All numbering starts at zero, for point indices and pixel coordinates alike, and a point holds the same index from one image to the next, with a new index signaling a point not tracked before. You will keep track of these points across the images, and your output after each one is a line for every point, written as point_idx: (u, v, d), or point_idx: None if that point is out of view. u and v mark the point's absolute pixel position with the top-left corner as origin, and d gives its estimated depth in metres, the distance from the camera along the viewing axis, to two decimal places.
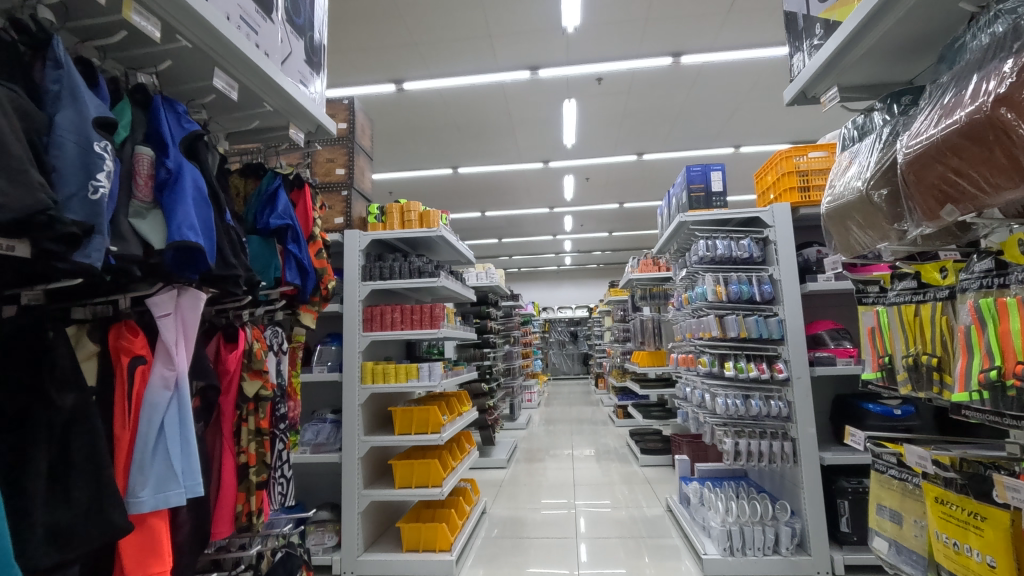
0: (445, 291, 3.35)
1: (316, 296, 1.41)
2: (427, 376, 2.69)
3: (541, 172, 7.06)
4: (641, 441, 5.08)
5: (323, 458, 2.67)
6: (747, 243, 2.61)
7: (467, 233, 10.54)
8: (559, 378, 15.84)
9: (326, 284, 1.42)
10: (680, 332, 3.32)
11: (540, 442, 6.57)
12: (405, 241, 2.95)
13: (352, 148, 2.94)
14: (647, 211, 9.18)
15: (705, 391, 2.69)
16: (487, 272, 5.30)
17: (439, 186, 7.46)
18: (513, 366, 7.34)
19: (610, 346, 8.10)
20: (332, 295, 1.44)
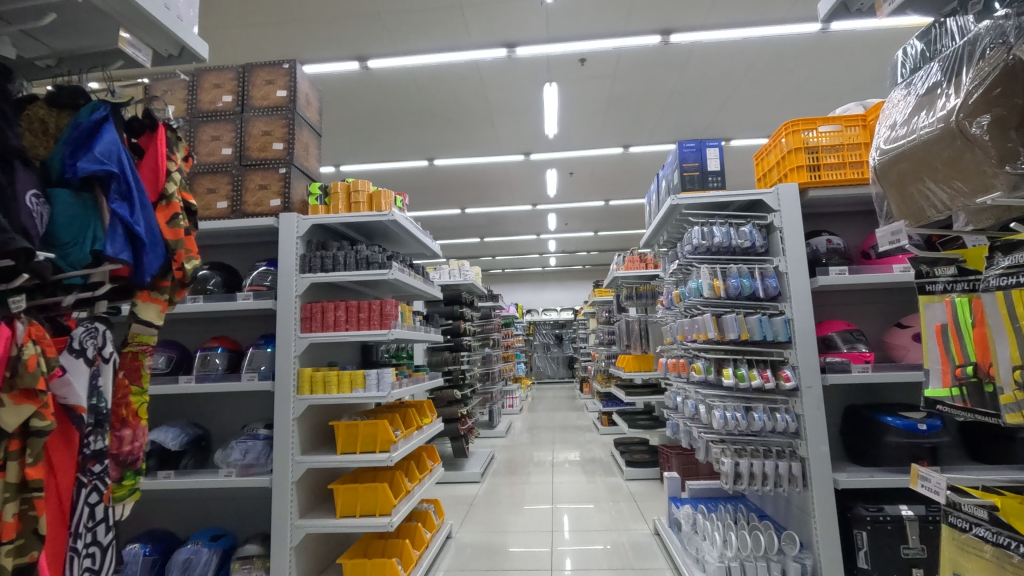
0: (404, 286, 2.96)
1: (166, 281, 1.04)
2: (376, 387, 2.29)
3: (522, 165, 6.69)
4: (626, 451, 4.72)
5: (250, 482, 2.25)
6: (748, 231, 2.25)
7: (447, 232, 10.14)
8: (544, 381, 15.46)
9: (180, 264, 1.04)
10: (671, 334, 2.95)
11: (520, 452, 6.17)
12: (354, 228, 2.56)
13: (292, 120, 2.54)
14: (633, 209, 8.85)
15: (700, 402, 2.32)
16: (461, 269, 4.91)
17: (415, 179, 7.05)
18: (492, 370, 6.94)
19: (595, 349, 7.75)
20: (190, 282, 1.07)
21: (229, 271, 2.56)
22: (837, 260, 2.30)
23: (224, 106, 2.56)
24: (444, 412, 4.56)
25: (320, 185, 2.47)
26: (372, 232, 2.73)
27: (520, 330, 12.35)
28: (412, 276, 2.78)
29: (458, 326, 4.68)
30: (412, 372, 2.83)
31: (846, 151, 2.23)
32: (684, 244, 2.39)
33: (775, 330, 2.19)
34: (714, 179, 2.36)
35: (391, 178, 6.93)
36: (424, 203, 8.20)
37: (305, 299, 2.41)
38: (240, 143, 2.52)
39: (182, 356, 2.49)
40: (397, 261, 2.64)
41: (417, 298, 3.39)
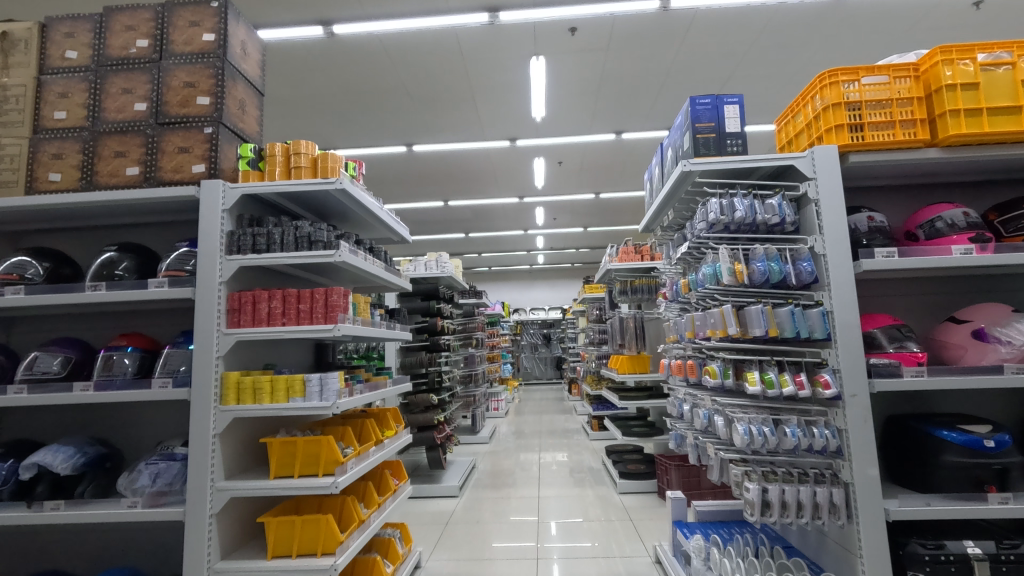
0: (363, 275, 2.52)
1: None
2: (317, 398, 1.84)
3: (508, 152, 6.27)
4: (620, 461, 4.31)
5: (158, 515, 1.79)
6: (776, 203, 1.84)
7: (430, 226, 9.70)
8: (532, 382, 15.06)
9: None
10: (676, 331, 2.53)
11: (504, 460, 5.74)
12: (296, 200, 2.11)
13: (221, 69, 2.08)
14: (624, 202, 8.48)
15: (717, 412, 1.91)
16: (439, 261, 4.47)
17: (393, 167, 6.60)
18: (475, 371, 6.51)
19: (585, 349, 7.36)
20: None
21: (145, 253, 2.11)
22: (880, 240, 1.91)
23: (138, 53, 2.10)
24: (419, 418, 4.12)
25: (253, 147, 1.98)
26: (322, 208, 2.29)
27: (506, 329, 11.92)
28: (371, 260, 2.34)
29: (435, 324, 4.24)
30: (372, 376, 2.39)
31: (895, 107, 1.83)
32: (697, 221, 1.98)
33: (811, 326, 1.78)
34: (733, 141, 1.95)
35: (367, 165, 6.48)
36: (405, 194, 7.76)
37: (232, 287, 1.96)
38: (157, 97, 2.07)
39: (83, 356, 2.02)
40: (351, 242, 2.20)
41: (381, 289, 2.95)
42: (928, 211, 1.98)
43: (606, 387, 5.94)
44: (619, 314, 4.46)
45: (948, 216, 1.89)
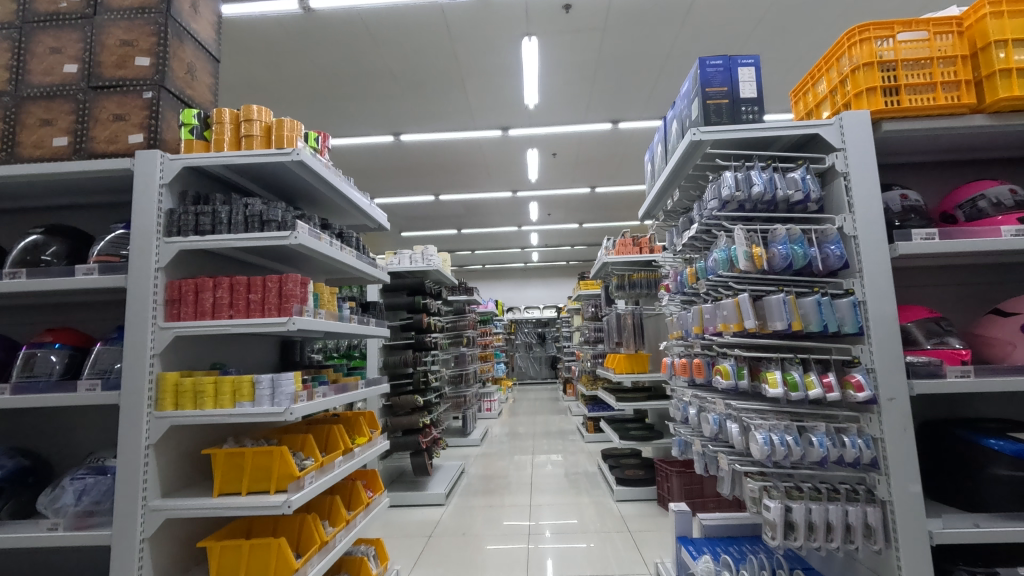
0: (333, 264, 2.27)
1: None
2: (268, 404, 1.58)
3: (500, 143, 6.02)
4: (617, 466, 4.07)
5: (82, 539, 1.52)
6: (800, 177, 1.60)
7: (422, 222, 9.44)
8: (526, 382, 14.81)
9: None
10: (680, 327, 2.28)
11: (495, 463, 5.49)
12: (250, 177, 1.85)
13: (165, 26, 1.82)
14: (620, 197, 8.25)
15: (730, 418, 1.67)
16: (425, 253, 4.22)
17: (381, 158, 6.35)
18: (466, 371, 6.26)
19: (580, 348, 7.12)
20: None
21: (79, 237, 1.85)
22: (916, 222, 1.67)
23: (69, 7, 1.84)
24: (403, 421, 3.87)
25: (197, 113, 1.72)
26: (283, 188, 2.03)
27: (500, 328, 11.68)
28: (339, 246, 2.09)
29: (421, 321, 3.98)
30: (342, 377, 2.14)
31: (934, 68, 1.59)
32: (708, 200, 1.73)
33: (840, 318, 1.53)
34: (748, 108, 1.71)
35: (354, 155, 6.22)
36: (394, 186, 7.50)
37: (174, 274, 1.70)
38: (90, 57, 1.81)
39: (3, 354, 1.76)
40: (315, 226, 1.95)
41: (354, 280, 2.70)
42: (968, 189, 1.75)
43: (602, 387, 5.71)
44: (615, 310, 4.24)
45: (992, 195, 1.66)
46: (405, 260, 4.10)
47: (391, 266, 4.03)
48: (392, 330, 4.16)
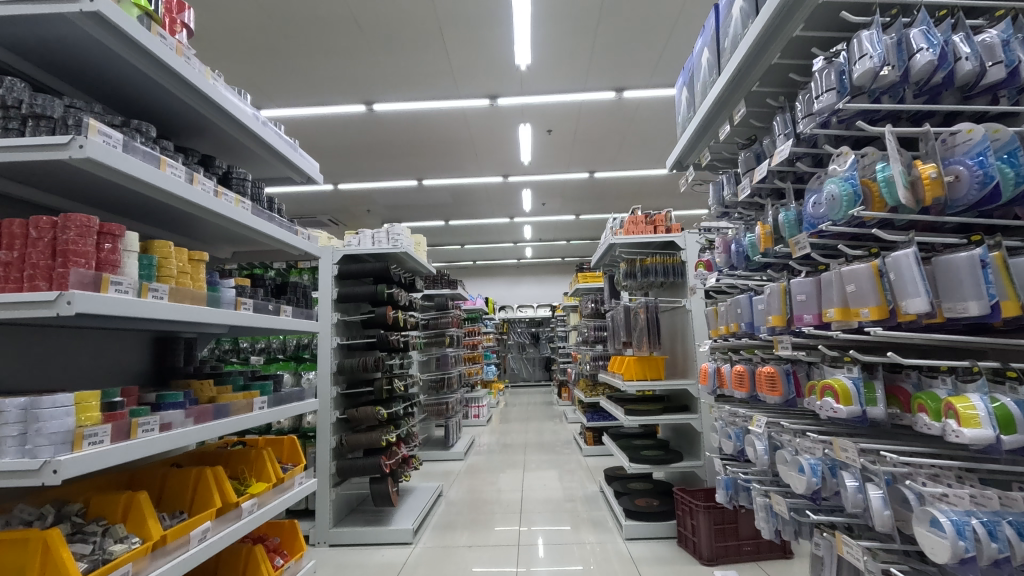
0: (228, 224, 1.53)
1: None
2: (12, 455, 0.83)
3: (487, 115, 5.32)
4: (624, 492, 3.34)
5: None
6: (1000, 38, 0.87)
7: (405, 211, 8.72)
8: (518, 385, 14.07)
9: None
10: (732, 319, 1.56)
11: (480, 482, 4.75)
12: (45, 57, 1.13)
13: None
14: (621, 184, 7.57)
15: (867, 475, 0.95)
16: (391, 232, 3.44)
17: (355, 131, 5.61)
18: (448, 375, 5.53)
19: (578, 348, 6.42)
20: None
21: None
22: None
23: None
24: (363, 438, 3.13)
25: None
26: (124, 92, 1.31)
27: (490, 327, 10.96)
28: (220, 191, 1.35)
29: (387, 315, 3.24)
30: (227, 394, 1.39)
31: None
32: (816, 95, 1.02)
33: None
34: None
35: (323, 128, 5.49)
36: (372, 168, 6.77)
37: None
38: None
39: None
40: (166, 151, 1.21)
41: (271, 253, 1.95)
42: None
43: (603, 393, 5.01)
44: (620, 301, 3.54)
45: None
46: (365, 239, 3.35)
47: (348, 247, 3.28)
48: (351, 327, 3.42)
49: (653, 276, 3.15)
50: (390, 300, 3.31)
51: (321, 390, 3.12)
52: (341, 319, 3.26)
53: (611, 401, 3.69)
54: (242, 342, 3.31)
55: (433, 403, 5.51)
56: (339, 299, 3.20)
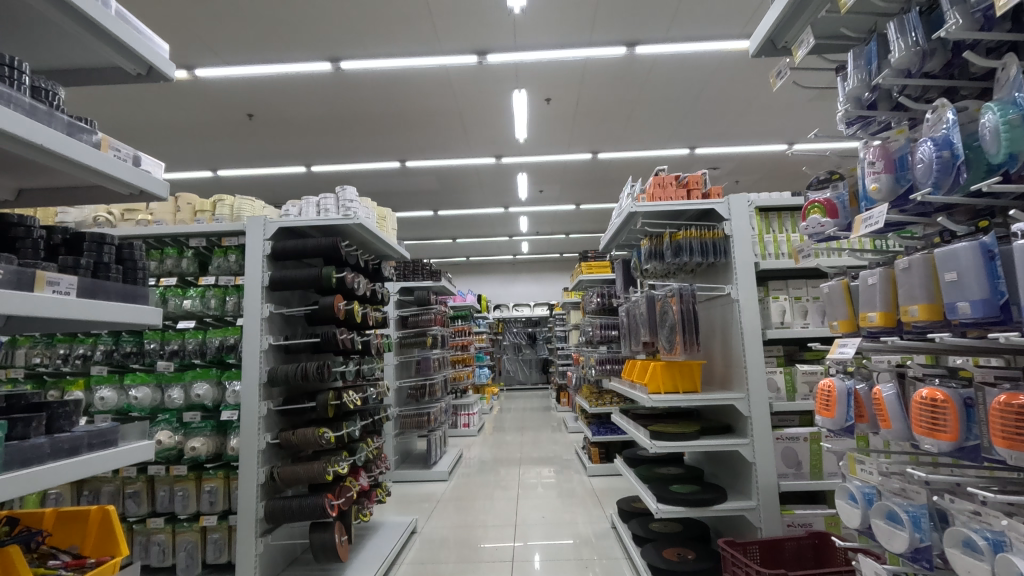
0: None
1: None
2: None
3: (475, 75, 4.56)
4: (647, 539, 2.55)
5: None
6: None
7: (389, 198, 7.95)
8: (514, 388, 13.28)
9: None
10: (917, 300, 0.89)
11: (465, 511, 3.97)
12: None
13: None
14: (627, 167, 6.83)
15: None
16: (342, 198, 2.52)
17: (323, 96, 4.85)
18: (430, 382, 4.77)
19: (581, 350, 5.68)
20: None
21: None
22: None
23: None
24: (300, 470, 2.34)
25: None
26: None
27: (483, 327, 10.17)
28: None
29: (333, 308, 2.47)
30: None
31: None
32: None
33: None
34: None
35: (284, 92, 4.72)
36: (347, 144, 6.01)
37: None
38: None
39: None
40: None
41: (92, 191, 1.19)
42: None
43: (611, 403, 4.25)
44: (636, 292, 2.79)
45: None
46: (305, 208, 2.52)
47: (282, 218, 2.49)
48: (291, 323, 2.65)
49: (685, 256, 2.39)
50: (340, 287, 2.54)
51: (247, 407, 2.34)
52: (275, 312, 2.48)
53: (626, 417, 2.94)
54: (147, 344, 2.54)
55: (412, 414, 4.73)
56: (271, 285, 2.43)
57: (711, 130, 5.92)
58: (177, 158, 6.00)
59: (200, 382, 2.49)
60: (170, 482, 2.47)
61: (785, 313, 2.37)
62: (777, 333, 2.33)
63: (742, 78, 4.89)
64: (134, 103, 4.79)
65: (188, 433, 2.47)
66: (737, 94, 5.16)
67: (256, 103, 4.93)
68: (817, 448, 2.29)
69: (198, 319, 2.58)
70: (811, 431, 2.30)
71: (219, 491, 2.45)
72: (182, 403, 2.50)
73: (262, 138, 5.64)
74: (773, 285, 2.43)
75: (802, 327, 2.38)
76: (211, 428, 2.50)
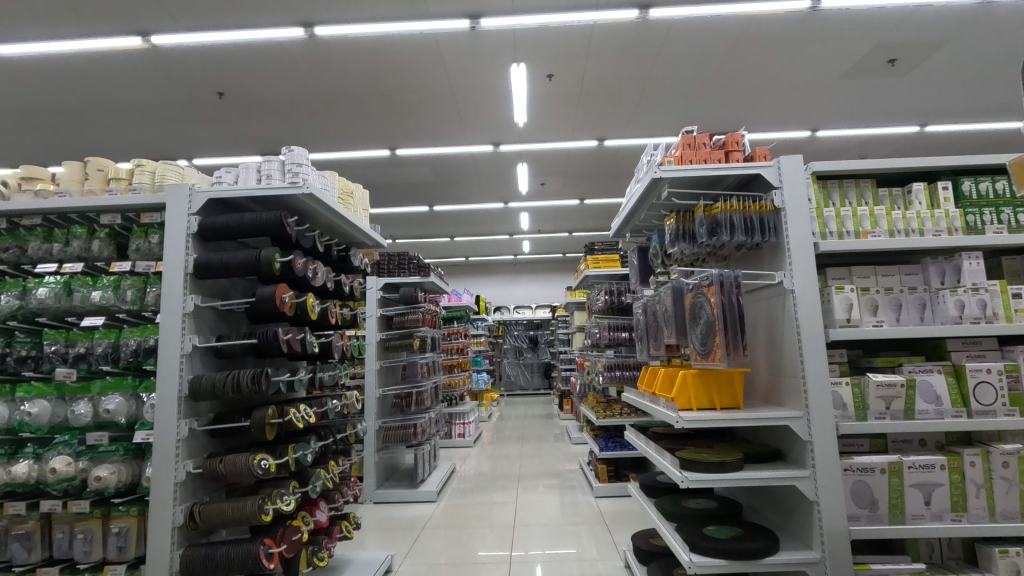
0: None
1: None
2: None
3: (467, 43, 4.08)
4: None
5: None
6: None
7: (381, 192, 7.47)
8: (515, 394, 12.73)
9: None
10: None
11: (453, 538, 3.44)
12: None
13: None
14: (635, 156, 6.34)
15: None
16: (288, 161, 2.00)
17: (300, 68, 4.38)
18: (417, 390, 4.27)
19: (586, 354, 5.18)
20: None
21: None
22: None
23: None
24: (228, 509, 1.82)
25: None
26: None
27: (481, 329, 9.67)
28: None
29: (276, 301, 1.94)
30: None
31: None
32: None
33: None
34: None
35: (257, 64, 4.26)
36: (331, 128, 5.54)
37: None
38: None
39: None
40: None
41: None
42: None
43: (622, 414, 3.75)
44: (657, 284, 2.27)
45: None
46: (242, 174, 2.00)
47: (213, 186, 1.96)
48: (230, 321, 2.13)
49: (723, 235, 1.86)
50: (286, 274, 2.02)
51: (160, 426, 1.82)
52: (204, 306, 1.96)
53: (644, 436, 2.41)
54: (46, 346, 2.02)
55: (398, 424, 4.19)
56: (197, 270, 1.91)
57: (726, 112, 5.45)
58: (147, 145, 5.53)
59: (111, 393, 1.99)
60: (71, 521, 1.95)
61: (853, 308, 1.85)
62: (844, 333, 1.81)
63: (764, 51, 4.41)
64: (90, 79, 4.32)
65: (94, 459, 1.95)
66: (758, 69, 4.68)
67: (227, 79, 4.46)
68: (897, 484, 1.76)
69: (112, 316, 2.07)
70: (889, 461, 1.77)
71: (129, 533, 1.92)
72: (89, 420, 1.98)
73: (237, 121, 5.17)
74: (833, 273, 1.92)
75: (874, 326, 1.86)
76: (124, 452, 1.99)
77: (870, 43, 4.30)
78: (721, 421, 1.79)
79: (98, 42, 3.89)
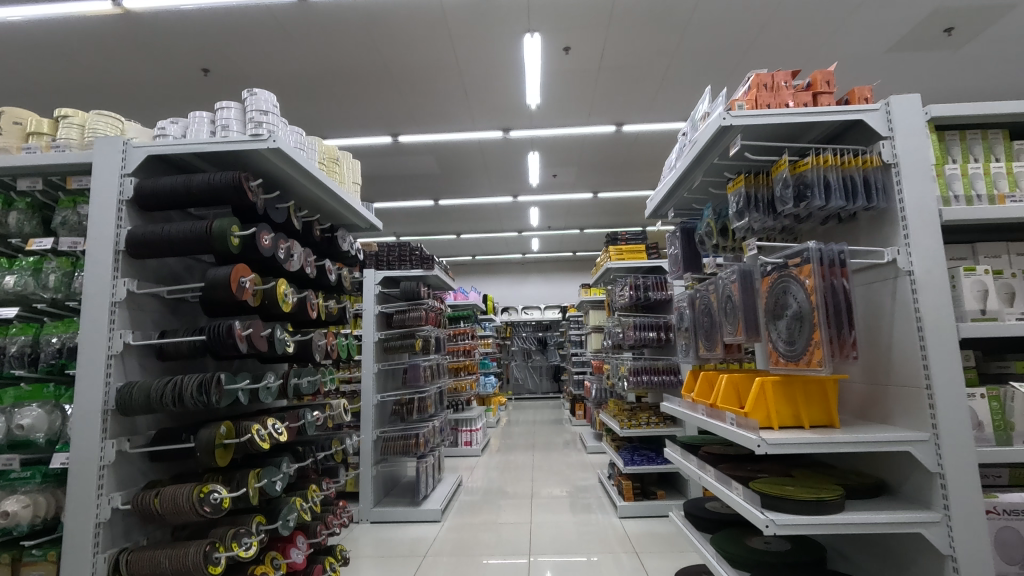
0: None
1: None
2: None
3: (475, 7, 3.69)
4: None
5: None
6: None
7: (384, 184, 7.08)
8: (524, 398, 12.29)
9: None
10: None
11: (458, 564, 3.01)
12: None
13: None
14: (655, 143, 5.92)
15: None
16: (248, 109, 1.56)
17: (293, 38, 4.00)
18: (420, 396, 3.85)
19: (605, 357, 4.76)
20: None
21: None
22: None
23: None
24: (164, 558, 1.38)
25: None
26: None
27: (488, 330, 9.26)
28: None
29: (241, 291, 1.52)
30: None
31: None
32: None
33: None
34: None
35: (245, 34, 3.87)
36: (329, 110, 5.14)
37: None
38: None
39: None
40: None
41: None
42: None
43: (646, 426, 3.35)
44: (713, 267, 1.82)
45: None
46: (191, 127, 1.56)
47: (154, 141, 1.53)
48: (180, 313, 1.70)
49: (815, 200, 1.41)
50: (248, 254, 1.58)
51: (77, 448, 1.39)
52: (141, 293, 1.53)
53: (694, 457, 1.96)
54: None
55: (397, 435, 3.75)
56: (130, 247, 1.48)
57: None
58: None
59: (27, 405, 1.59)
60: None
61: (989, 297, 1.40)
62: (980, 329, 1.35)
63: (805, 19, 3.99)
64: (63, 52, 3.96)
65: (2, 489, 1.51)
66: (796, 42, 4.25)
67: (213, 51, 4.07)
68: None
69: (32, 306, 1.66)
70: None
71: None
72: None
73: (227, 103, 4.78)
74: (953, 253, 1.50)
75: (1015, 320, 1.41)
76: (43, 478, 1.55)
77: (926, 9, 3.85)
78: (816, 446, 1.34)
79: (67, 6, 3.51)
